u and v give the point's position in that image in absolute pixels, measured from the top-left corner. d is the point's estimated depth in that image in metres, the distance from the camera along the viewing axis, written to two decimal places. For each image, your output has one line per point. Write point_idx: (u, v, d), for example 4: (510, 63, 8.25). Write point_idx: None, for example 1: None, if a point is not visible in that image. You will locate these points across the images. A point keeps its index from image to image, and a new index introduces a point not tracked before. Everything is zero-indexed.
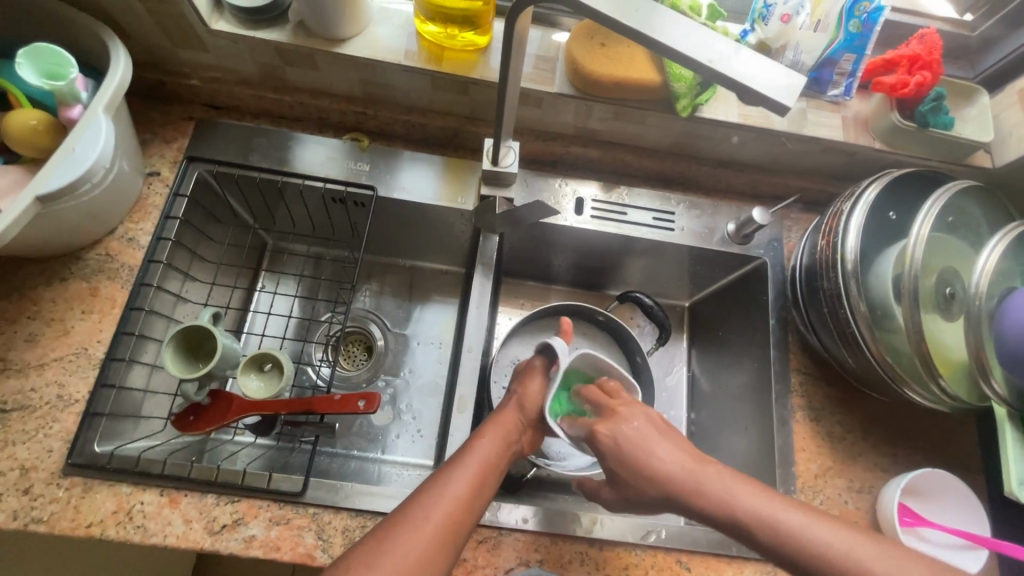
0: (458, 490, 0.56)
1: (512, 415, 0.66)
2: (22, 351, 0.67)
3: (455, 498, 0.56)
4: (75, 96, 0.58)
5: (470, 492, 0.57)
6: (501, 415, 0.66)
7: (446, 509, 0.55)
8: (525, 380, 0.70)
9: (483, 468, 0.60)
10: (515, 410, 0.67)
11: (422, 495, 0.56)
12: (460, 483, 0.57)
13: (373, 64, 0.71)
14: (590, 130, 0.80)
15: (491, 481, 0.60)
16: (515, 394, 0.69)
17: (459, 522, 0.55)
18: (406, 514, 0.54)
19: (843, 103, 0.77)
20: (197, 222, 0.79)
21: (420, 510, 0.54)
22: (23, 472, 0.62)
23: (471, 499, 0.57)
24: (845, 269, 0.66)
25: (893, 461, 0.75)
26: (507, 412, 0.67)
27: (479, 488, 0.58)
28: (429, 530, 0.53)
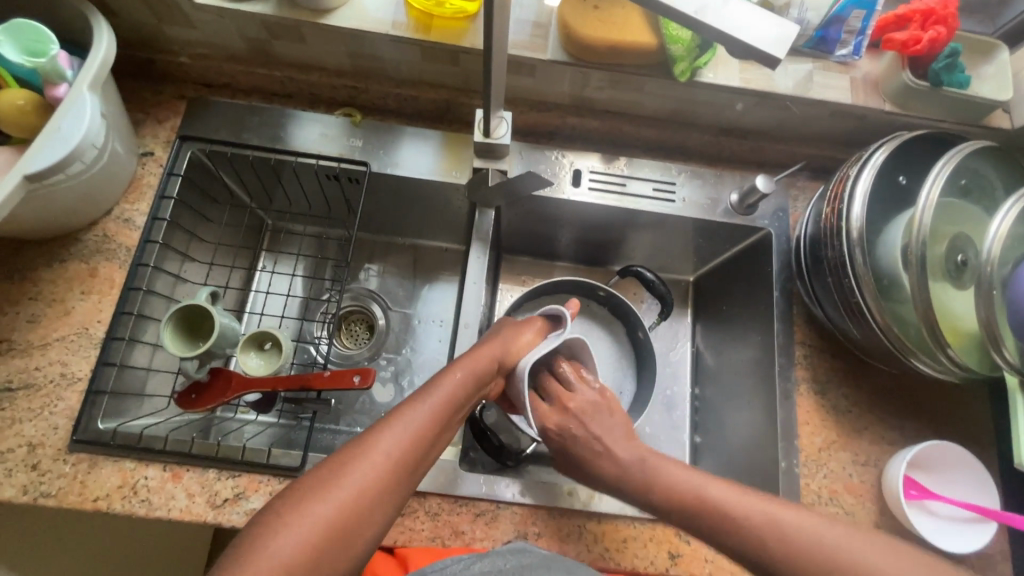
0: (420, 423, 0.56)
1: (491, 353, 0.65)
2: (25, 331, 0.68)
3: (416, 432, 0.55)
4: (61, 74, 0.58)
5: (435, 424, 0.57)
6: (478, 351, 0.65)
7: (406, 441, 0.54)
8: (518, 330, 0.70)
9: (449, 403, 0.59)
10: (496, 347, 0.66)
11: (385, 425, 0.54)
12: (423, 416, 0.56)
13: (361, 35, 0.70)
14: (587, 99, 0.78)
15: (453, 418, 0.59)
16: (502, 336, 0.68)
17: (416, 455, 0.54)
18: (365, 441, 0.53)
19: (851, 64, 0.73)
20: (193, 202, 0.79)
21: (380, 440, 0.53)
22: (31, 448, 0.64)
23: (431, 434, 0.56)
24: (849, 236, 0.64)
25: (900, 434, 0.73)
26: (485, 348, 0.66)
27: (441, 422, 0.57)
28: (386, 460, 0.52)
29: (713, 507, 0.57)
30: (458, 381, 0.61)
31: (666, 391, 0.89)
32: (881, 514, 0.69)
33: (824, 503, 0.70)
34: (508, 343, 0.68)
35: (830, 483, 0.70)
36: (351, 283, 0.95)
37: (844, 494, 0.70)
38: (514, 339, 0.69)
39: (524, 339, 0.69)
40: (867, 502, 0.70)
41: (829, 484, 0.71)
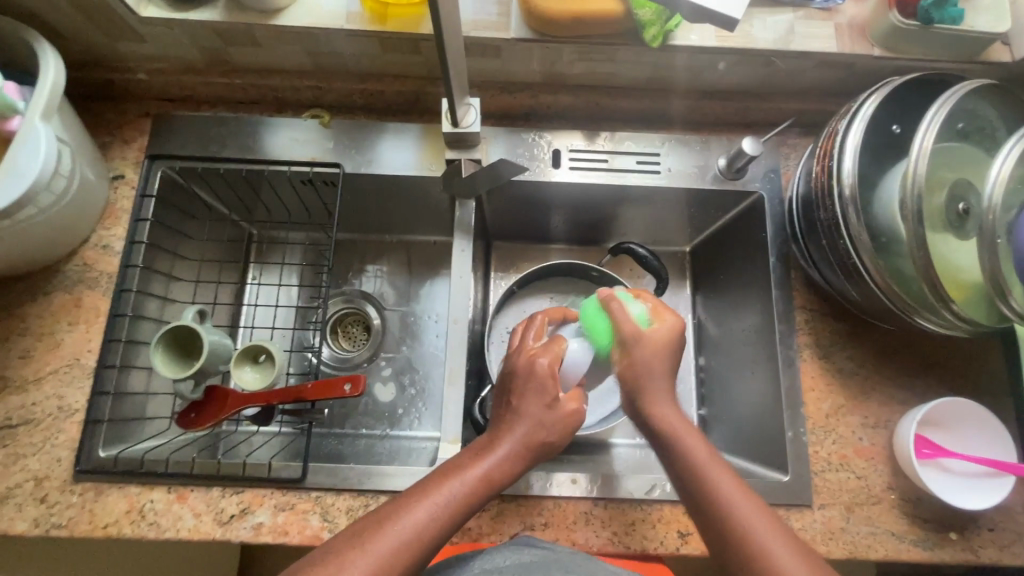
0: (425, 521, 0.50)
1: (531, 441, 0.55)
2: (19, 367, 0.68)
3: (416, 532, 0.49)
4: (11, 106, 0.57)
5: (445, 519, 0.51)
6: (511, 437, 0.55)
7: (401, 541, 0.48)
8: (556, 413, 0.56)
9: (462, 503, 0.52)
10: (536, 434, 0.55)
11: (382, 519, 0.49)
12: (427, 514, 0.50)
13: (315, 32, 0.67)
14: (559, 75, 0.75)
15: (471, 514, 0.53)
16: (542, 424, 0.56)
17: (415, 561, 0.48)
18: (360, 537, 0.48)
19: (834, 9, 0.69)
20: (170, 221, 0.77)
21: (373, 536, 0.48)
22: (37, 482, 0.65)
23: (437, 536, 0.50)
24: (841, 196, 0.61)
25: (910, 393, 0.71)
26: (523, 434, 0.55)
27: (450, 525, 0.51)
28: (375, 564, 0.47)
29: (717, 500, 0.52)
30: (480, 477, 0.53)
31: None
32: (893, 474, 0.68)
33: (835, 470, 0.68)
34: (551, 433, 0.56)
35: (839, 449, 0.69)
36: (343, 286, 0.95)
37: (854, 458, 0.69)
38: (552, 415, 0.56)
39: (567, 417, 0.57)
40: (878, 464, 0.68)
41: (839, 449, 0.69)
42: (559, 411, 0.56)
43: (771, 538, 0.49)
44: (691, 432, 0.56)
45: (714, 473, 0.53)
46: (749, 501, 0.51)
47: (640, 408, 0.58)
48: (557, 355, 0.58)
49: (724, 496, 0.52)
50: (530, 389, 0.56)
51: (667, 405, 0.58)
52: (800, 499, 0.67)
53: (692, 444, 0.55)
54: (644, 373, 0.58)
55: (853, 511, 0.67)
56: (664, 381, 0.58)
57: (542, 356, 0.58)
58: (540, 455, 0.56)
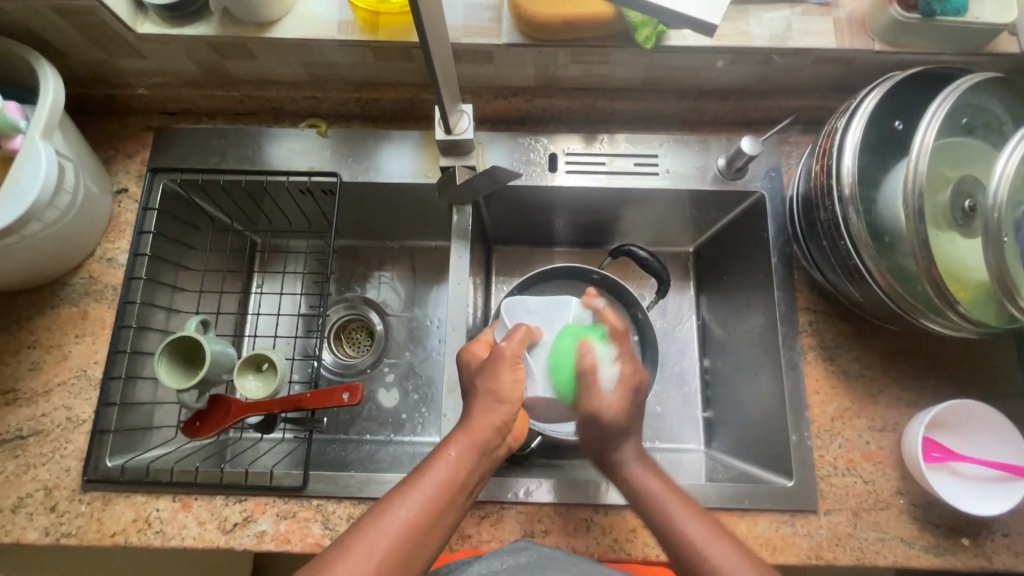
0: (411, 511, 0.50)
1: (493, 413, 0.59)
2: (28, 379, 0.70)
3: (410, 523, 0.50)
4: (13, 125, 0.59)
5: (431, 506, 0.51)
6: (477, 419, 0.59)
7: (398, 532, 0.49)
8: (504, 369, 0.61)
9: (445, 487, 0.53)
10: (495, 405, 0.59)
11: (375, 516, 0.50)
12: (418, 503, 0.51)
13: (308, 43, 0.67)
14: (554, 79, 0.74)
15: (457, 499, 0.54)
16: (500, 391, 0.60)
17: (407, 553, 0.48)
18: (355, 535, 0.48)
19: (833, 4, 0.67)
20: (173, 233, 0.79)
21: (370, 532, 0.48)
22: (47, 491, 0.66)
23: (431, 522, 0.51)
24: (841, 195, 0.60)
25: (918, 395, 0.69)
26: (484, 411, 0.59)
27: (439, 507, 0.52)
28: (376, 556, 0.47)
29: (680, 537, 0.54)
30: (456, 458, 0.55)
31: (674, 368, 0.86)
32: (902, 479, 0.66)
33: (841, 474, 0.67)
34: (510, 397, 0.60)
35: (845, 453, 0.68)
36: (346, 293, 0.95)
37: (861, 463, 0.67)
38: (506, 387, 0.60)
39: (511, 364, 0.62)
40: (886, 469, 0.67)
41: (845, 453, 0.68)
42: (516, 377, 0.61)
43: (725, 553, 0.51)
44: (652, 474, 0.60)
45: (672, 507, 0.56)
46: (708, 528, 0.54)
47: (605, 459, 0.63)
48: (520, 343, 0.64)
49: (681, 528, 0.54)
50: (491, 367, 0.62)
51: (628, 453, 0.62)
52: (806, 504, 0.65)
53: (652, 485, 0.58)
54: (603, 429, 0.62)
55: (861, 516, 0.65)
56: (626, 439, 0.63)
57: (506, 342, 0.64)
58: (507, 431, 0.60)
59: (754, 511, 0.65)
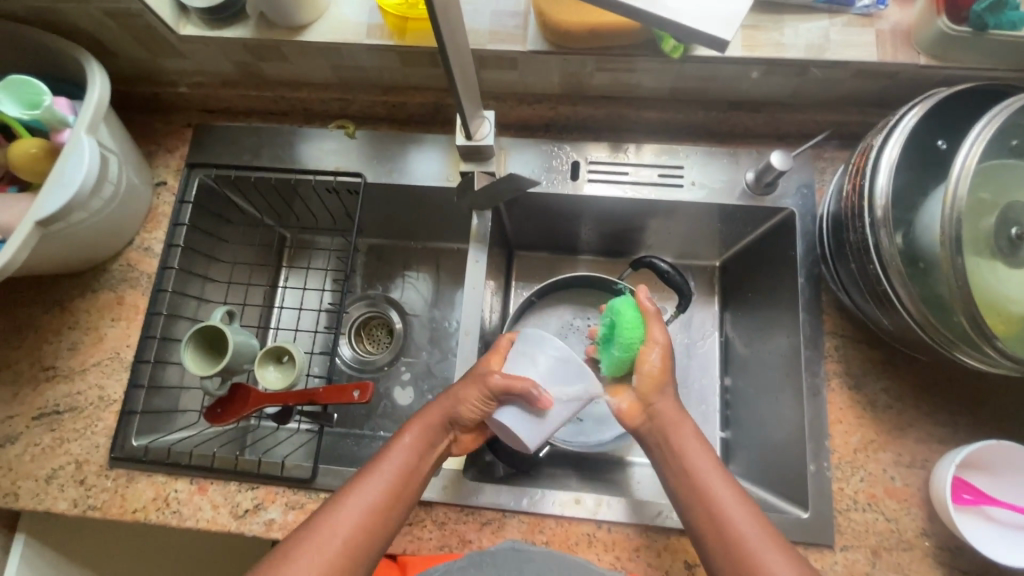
0: (367, 501, 0.54)
1: (440, 411, 0.61)
2: (67, 358, 0.74)
3: (369, 514, 0.54)
4: (61, 120, 0.62)
5: (384, 498, 0.55)
6: (431, 412, 0.62)
7: (352, 524, 0.53)
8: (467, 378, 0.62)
9: (397, 478, 0.57)
10: (444, 407, 0.62)
11: (336, 505, 0.53)
12: (369, 496, 0.55)
13: (338, 47, 0.69)
14: (579, 86, 0.74)
15: (412, 490, 0.58)
16: (452, 389, 0.62)
17: (361, 541, 0.52)
18: (312, 528, 0.52)
19: (876, 15, 0.64)
20: (206, 225, 0.82)
21: (335, 518, 0.53)
22: (78, 465, 0.70)
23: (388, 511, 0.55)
24: (872, 217, 0.57)
25: (953, 431, 0.65)
26: (431, 408, 0.62)
27: (393, 496, 0.56)
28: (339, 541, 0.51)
29: (746, 553, 0.51)
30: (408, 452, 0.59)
31: (691, 386, 0.84)
32: (929, 520, 0.62)
33: (861, 510, 0.63)
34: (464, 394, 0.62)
35: (867, 487, 0.64)
36: (369, 291, 0.97)
37: (885, 499, 0.63)
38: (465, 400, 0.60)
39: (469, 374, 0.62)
40: (911, 507, 0.63)
41: (867, 488, 0.64)
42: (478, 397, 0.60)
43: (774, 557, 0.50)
44: (700, 448, 0.58)
45: (727, 497, 0.54)
46: (744, 508, 0.53)
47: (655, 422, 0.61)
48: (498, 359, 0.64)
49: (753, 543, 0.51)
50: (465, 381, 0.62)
51: (673, 413, 0.61)
52: (820, 538, 0.62)
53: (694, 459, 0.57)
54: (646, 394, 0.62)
55: (880, 556, 0.62)
56: (665, 394, 0.62)
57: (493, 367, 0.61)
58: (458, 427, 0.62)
59: None
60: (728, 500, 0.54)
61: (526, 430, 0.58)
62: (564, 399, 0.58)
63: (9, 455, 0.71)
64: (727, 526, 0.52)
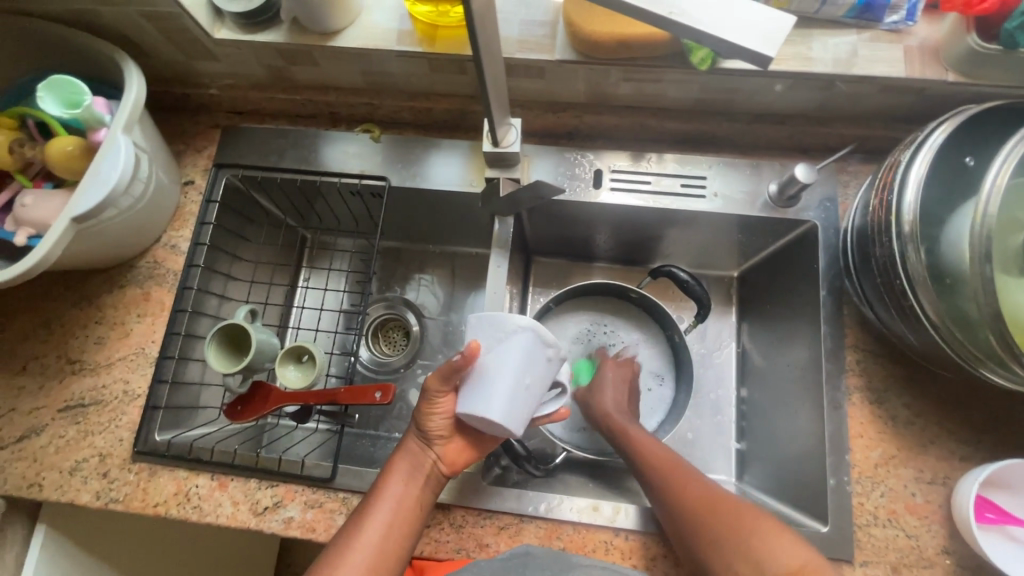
0: (367, 539, 0.57)
1: (417, 441, 0.63)
2: (94, 352, 0.76)
3: (370, 555, 0.56)
4: (98, 119, 0.64)
5: (384, 530, 0.57)
6: (409, 443, 0.62)
7: (359, 562, 0.55)
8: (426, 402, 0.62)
9: (393, 508, 0.59)
10: (417, 437, 0.63)
11: (334, 553, 0.56)
12: (368, 533, 0.57)
13: (369, 53, 0.70)
14: (604, 96, 0.74)
15: (409, 519, 0.59)
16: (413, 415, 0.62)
17: (373, 572, 0.56)
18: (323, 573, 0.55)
19: (905, 31, 0.65)
20: (231, 225, 0.83)
21: (336, 565, 0.55)
22: (102, 458, 0.71)
23: (386, 546, 0.57)
24: (900, 232, 0.57)
25: (974, 449, 0.65)
26: (407, 440, 0.63)
27: (392, 526, 0.58)
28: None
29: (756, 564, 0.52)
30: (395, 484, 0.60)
31: (708, 396, 0.84)
32: (950, 537, 0.62)
33: (881, 525, 0.63)
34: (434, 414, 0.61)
35: (887, 503, 0.64)
36: (387, 293, 0.98)
37: (905, 515, 0.63)
38: (427, 421, 0.61)
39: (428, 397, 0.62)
40: (932, 524, 0.63)
41: (887, 503, 0.64)
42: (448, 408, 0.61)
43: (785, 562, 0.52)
44: (678, 463, 0.63)
45: (719, 507, 0.57)
46: (721, 497, 0.58)
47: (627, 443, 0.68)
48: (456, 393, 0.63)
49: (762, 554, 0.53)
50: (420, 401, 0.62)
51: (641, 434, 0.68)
52: (839, 552, 0.62)
53: (660, 455, 0.64)
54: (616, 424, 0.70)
55: (900, 572, 0.61)
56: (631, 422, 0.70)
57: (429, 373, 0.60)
58: (437, 447, 0.62)
59: None
60: (692, 485, 0.60)
61: (480, 404, 0.57)
62: (496, 350, 0.58)
63: (35, 446, 0.72)
64: (725, 540, 0.55)
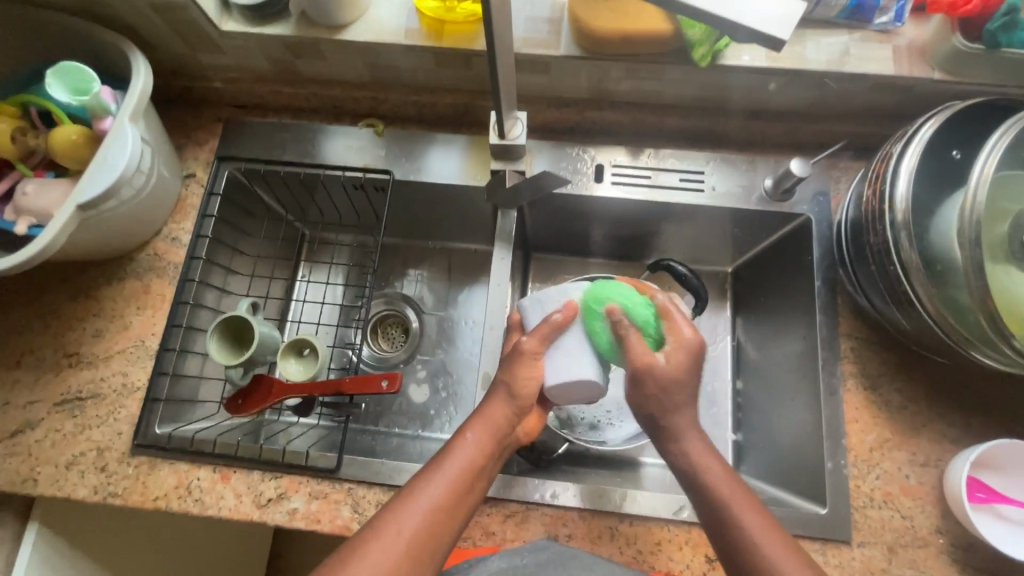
0: (433, 495, 0.53)
1: (503, 407, 0.59)
2: (91, 344, 0.75)
3: (431, 510, 0.52)
4: (105, 108, 0.64)
5: (454, 491, 0.54)
6: (498, 405, 0.60)
7: (421, 519, 0.52)
8: (519, 365, 0.60)
9: (464, 472, 0.55)
10: (506, 401, 0.60)
11: (399, 507, 0.52)
12: (437, 491, 0.53)
13: (376, 47, 0.71)
14: (606, 92, 0.76)
15: (475, 491, 0.56)
16: (508, 378, 0.60)
17: (433, 534, 0.52)
18: (381, 522, 0.51)
19: (893, 32, 0.68)
20: (232, 218, 0.83)
21: (398, 519, 0.51)
22: (99, 452, 0.70)
23: (449, 513, 0.53)
24: (893, 221, 0.59)
25: (964, 432, 0.67)
26: (494, 401, 0.60)
27: (460, 490, 0.54)
28: (402, 545, 0.50)
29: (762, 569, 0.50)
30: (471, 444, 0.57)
31: (705, 388, 0.85)
32: (943, 517, 0.64)
33: (877, 507, 0.65)
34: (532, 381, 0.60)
35: (883, 485, 0.66)
36: (386, 289, 0.98)
37: (900, 497, 0.65)
38: (521, 385, 0.59)
39: (522, 356, 0.60)
40: (926, 505, 0.65)
41: (883, 486, 0.66)
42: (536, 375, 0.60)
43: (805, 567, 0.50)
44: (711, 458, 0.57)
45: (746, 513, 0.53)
46: (750, 508, 0.53)
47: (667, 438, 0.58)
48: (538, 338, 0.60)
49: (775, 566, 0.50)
50: (512, 363, 0.60)
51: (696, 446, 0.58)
52: (838, 534, 0.64)
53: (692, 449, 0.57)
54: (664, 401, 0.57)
55: (896, 552, 0.63)
56: (686, 406, 0.58)
57: (526, 336, 0.60)
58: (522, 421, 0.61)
59: None
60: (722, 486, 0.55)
61: (565, 368, 0.59)
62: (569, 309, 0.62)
63: (30, 441, 0.70)
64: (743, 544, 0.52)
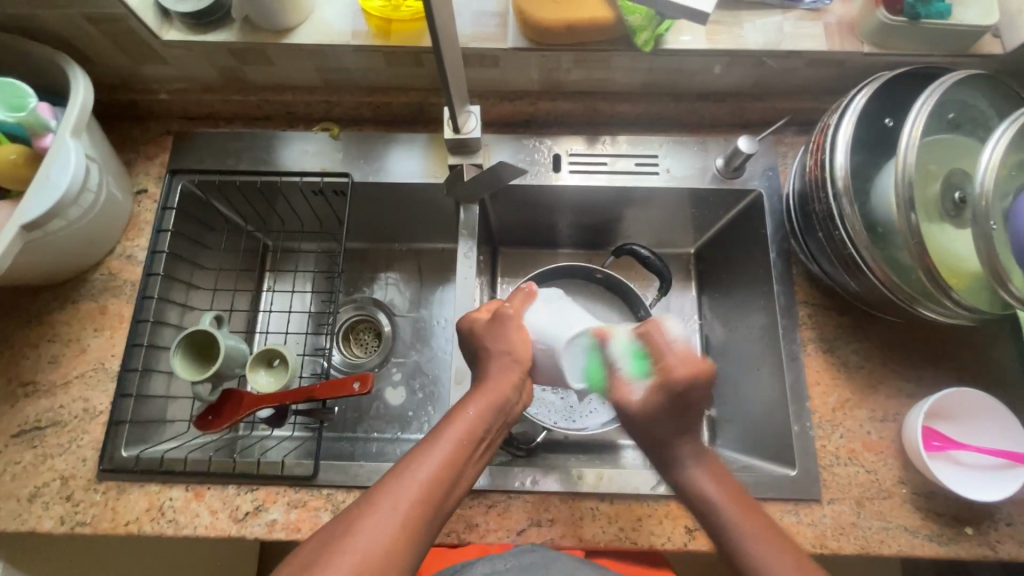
0: (436, 463, 0.52)
1: (508, 377, 0.60)
2: (48, 371, 0.72)
3: (432, 478, 0.51)
4: (44, 124, 0.62)
5: (454, 459, 0.53)
6: (498, 374, 0.60)
7: (423, 486, 0.50)
8: (507, 327, 0.62)
9: (464, 439, 0.55)
10: (512, 370, 0.60)
11: (402, 469, 0.51)
12: (439, 459, 0.52)
13: (324, 49, 0.71)
14: (557, 83, 0.78)
15: (473, 458, 0.55)
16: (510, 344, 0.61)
17: (432, 504, 0.50)
18: (379, 493, 0.49)
19: (823, 10, 0.71)
20: (188, 232, 0.81)
21: (398, 487, 0.49)
22: (63, 481, 0.68)
23: (448, 481, 0.52)
24: (835, 188, 0.62)
25: (917, 385, 0.71)
26: (500, 375, 0.60)
27: (460, 458, 0.53)
28: (402, 513, 0.48)
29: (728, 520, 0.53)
30: (473, 415, 0.56)
31: None
32: (904, 468, 0.67)
33: (843, 464, 0.68)
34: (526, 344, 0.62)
35: (847, 443, 0.69)
36: (355, 294, 0.97)
37: (864, 452, 0.68)
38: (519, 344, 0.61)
39: (510, 318, 0.62)
40: (888, 458, 0.68)
41: (847, 443, 0.68)
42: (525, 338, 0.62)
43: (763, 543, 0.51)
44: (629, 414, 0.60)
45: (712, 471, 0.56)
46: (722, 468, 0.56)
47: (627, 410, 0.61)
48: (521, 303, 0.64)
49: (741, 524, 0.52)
50: (499, 329, 0.62)
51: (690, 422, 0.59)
52: (809, 493, 0.66)
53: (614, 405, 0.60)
54: (680, 396, 0.58)
55: (863, 505, 0.66)
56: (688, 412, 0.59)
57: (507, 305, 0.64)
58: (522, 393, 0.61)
59: (758, 500, 0.66)
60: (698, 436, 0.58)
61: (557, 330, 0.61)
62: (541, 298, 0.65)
63: None
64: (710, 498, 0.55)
